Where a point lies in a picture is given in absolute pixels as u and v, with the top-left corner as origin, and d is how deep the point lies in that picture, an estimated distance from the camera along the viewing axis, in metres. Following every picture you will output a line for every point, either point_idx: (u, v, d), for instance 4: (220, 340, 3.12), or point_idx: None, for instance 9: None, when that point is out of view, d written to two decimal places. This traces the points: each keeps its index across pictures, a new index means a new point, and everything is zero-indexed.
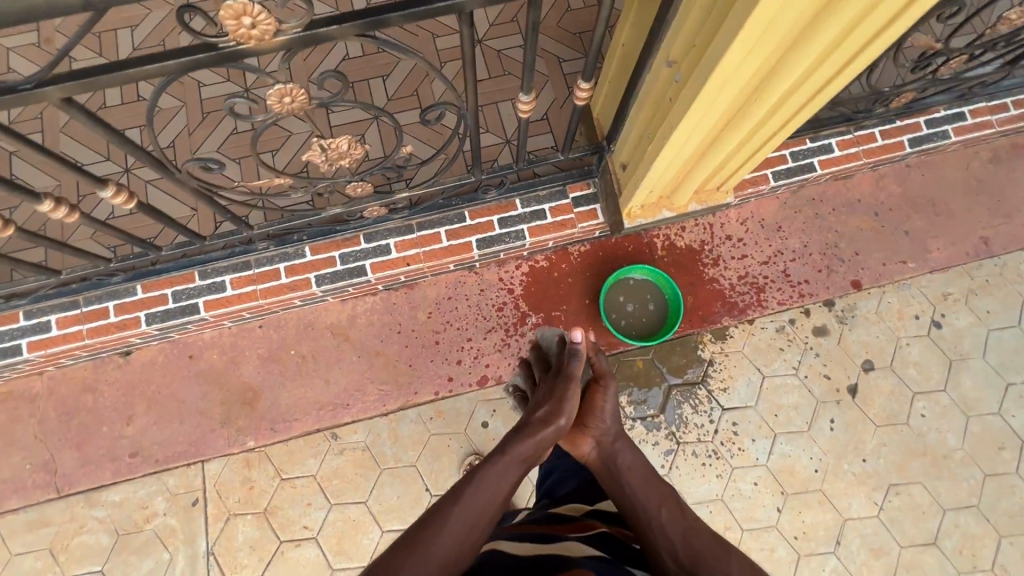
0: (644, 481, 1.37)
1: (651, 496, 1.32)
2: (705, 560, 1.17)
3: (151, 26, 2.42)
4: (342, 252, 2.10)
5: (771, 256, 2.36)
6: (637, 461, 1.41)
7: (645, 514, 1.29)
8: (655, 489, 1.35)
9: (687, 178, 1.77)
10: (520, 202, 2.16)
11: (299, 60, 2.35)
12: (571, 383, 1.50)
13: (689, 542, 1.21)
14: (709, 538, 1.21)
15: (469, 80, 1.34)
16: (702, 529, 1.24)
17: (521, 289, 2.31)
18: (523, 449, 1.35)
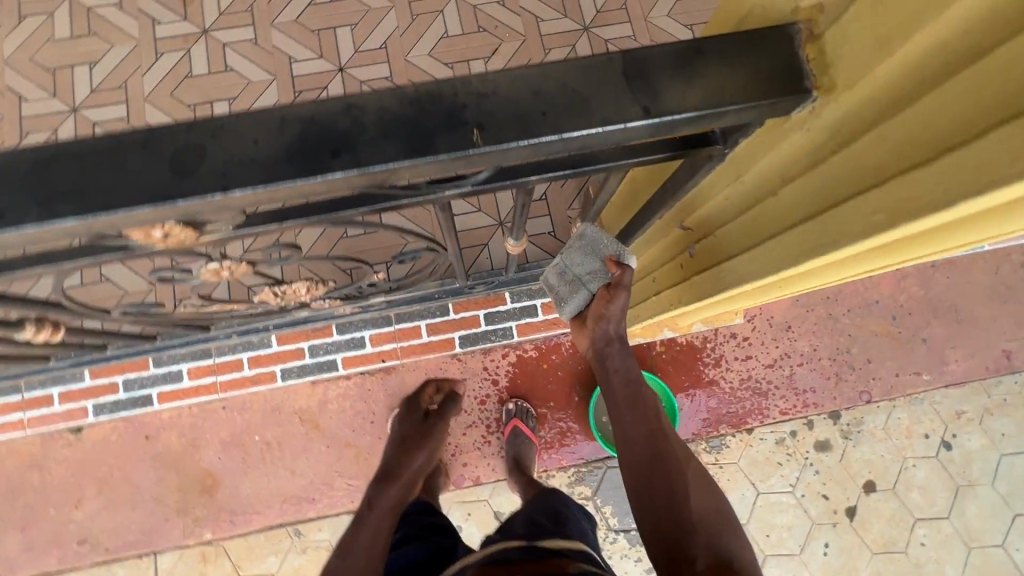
0: (629, 385, 1.22)
1: (630, 394, 1.22)
2: (666, 465, 1.12)
3: (111, 63, 2.17)
4: (311, 342, 2.02)
5: (777, 359, 2.20)
6: (626, 360, 1.23)
7: (621, 415, 1.21)
8: (638, 395, 1.21)
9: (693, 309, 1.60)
10: (509, 295, 2.05)
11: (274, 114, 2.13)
12: (427, 422, 1.60)
13: (656, 453, 1.14)
14: (676, 445, 1.16)
15: (449, 231, 1.15)
16: (673, 436, 1.18)
17: (507, 382, 2.09)
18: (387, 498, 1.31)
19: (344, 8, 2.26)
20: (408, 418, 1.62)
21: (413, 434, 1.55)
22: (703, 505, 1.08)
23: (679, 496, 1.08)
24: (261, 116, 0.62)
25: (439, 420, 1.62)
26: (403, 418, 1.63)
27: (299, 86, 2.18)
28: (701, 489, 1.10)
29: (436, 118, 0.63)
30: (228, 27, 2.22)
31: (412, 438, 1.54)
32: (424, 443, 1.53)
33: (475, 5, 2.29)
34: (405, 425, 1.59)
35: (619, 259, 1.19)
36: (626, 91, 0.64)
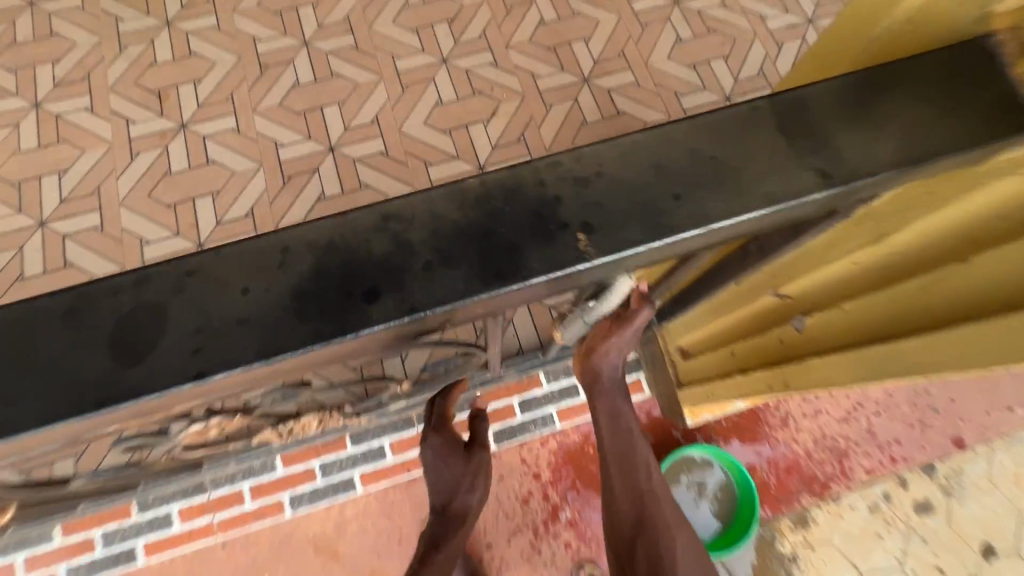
0: (627, 442, 1.03)
1: (621, 455, 1.04)
2: (649, 537, 1.01)
3: (82, 170, 2.00)
4: (323, 459, 1.70)
5: (850, 411, 1.94)
6: (622, 414, 1.02)
7: (615, 475, 1.04)
8: (635, 453, 1.05)
9: None
10: (544, 376, 1.81)
11: (264, 204, 1.96)
12: (468, 458, 1.26)
13: (640, 525, 1.02)
14: (665, 512, 1.03)
15: (495, 332, 0.95)
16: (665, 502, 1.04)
17: (551, 474, 1.77)
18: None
19: (331, 87, 2.15)
20: (443, 456, 1.23)
21: (455, 477, 1.26)
22: None
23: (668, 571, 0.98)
24: (253, 261, 0.41)
25: (482, 455, 1.26)
26: (433, 457, 1.24)
27: (288, 170, 2.02)
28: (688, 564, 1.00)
29: (521, 231, 0.42)
30: (208, 118, 2.08)
31: (454, 477, 1.26)
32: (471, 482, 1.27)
33: (467, 68, 2.19)
34: (439, 463, 1.25)
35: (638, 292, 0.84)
36: (784, 160, 0.45)
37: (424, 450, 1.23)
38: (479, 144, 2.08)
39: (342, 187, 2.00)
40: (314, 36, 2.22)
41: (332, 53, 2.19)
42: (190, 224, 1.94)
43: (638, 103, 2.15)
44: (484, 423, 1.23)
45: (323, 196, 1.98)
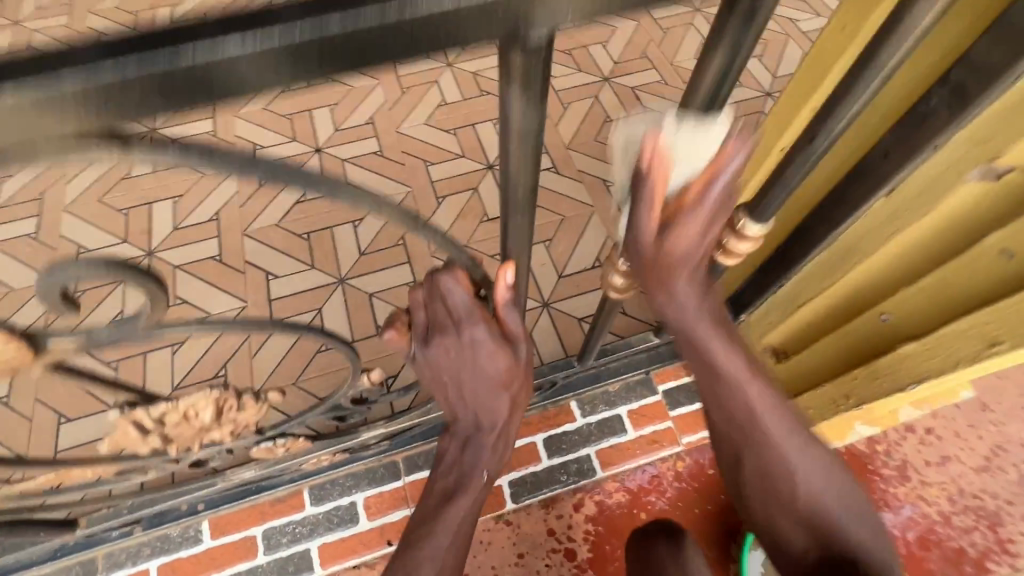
0: (754, 406, 0.71)
1: (745, 419, 0.72)
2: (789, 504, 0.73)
3: (28, 176, 1.73)
4: (267, 525, 1.16)
5: (990, 459, 1.44)
6: (734, 362, 0.69)
7: (748, 451, 0.74)
8: (779, 413, 0.73)
9: None
10: (576, 407, 1.30)
11: (234, 206, 1.66)
12: (504, 354, 0.59)
13: (773, 491, 0.74)
14: (813, 472, 0.73)
15: (514, 228, 0.53)
16: (811, 456, 0.73)
17: (591, 552, 1.24)
18: (445, 543, 0.67)
19: (322, 91, 1.91)
20: (470, 346, 0.58)
21: (487, 381, 0.61)
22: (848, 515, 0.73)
23: (820, 535, 0.72)
24: None
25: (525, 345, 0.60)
26: (453, 353, 0.58)
27: None
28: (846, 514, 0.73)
29: None
30: (181, 122, 1.84)
31: (488, 388, 0.61)
32: (513, 391, 0.63)
33: (474, 70, 1.95)
34: (459, 366, 0.59)
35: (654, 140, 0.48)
36: None
37: (440, 352, 0.58)
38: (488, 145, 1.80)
39: None
40: None
41: None
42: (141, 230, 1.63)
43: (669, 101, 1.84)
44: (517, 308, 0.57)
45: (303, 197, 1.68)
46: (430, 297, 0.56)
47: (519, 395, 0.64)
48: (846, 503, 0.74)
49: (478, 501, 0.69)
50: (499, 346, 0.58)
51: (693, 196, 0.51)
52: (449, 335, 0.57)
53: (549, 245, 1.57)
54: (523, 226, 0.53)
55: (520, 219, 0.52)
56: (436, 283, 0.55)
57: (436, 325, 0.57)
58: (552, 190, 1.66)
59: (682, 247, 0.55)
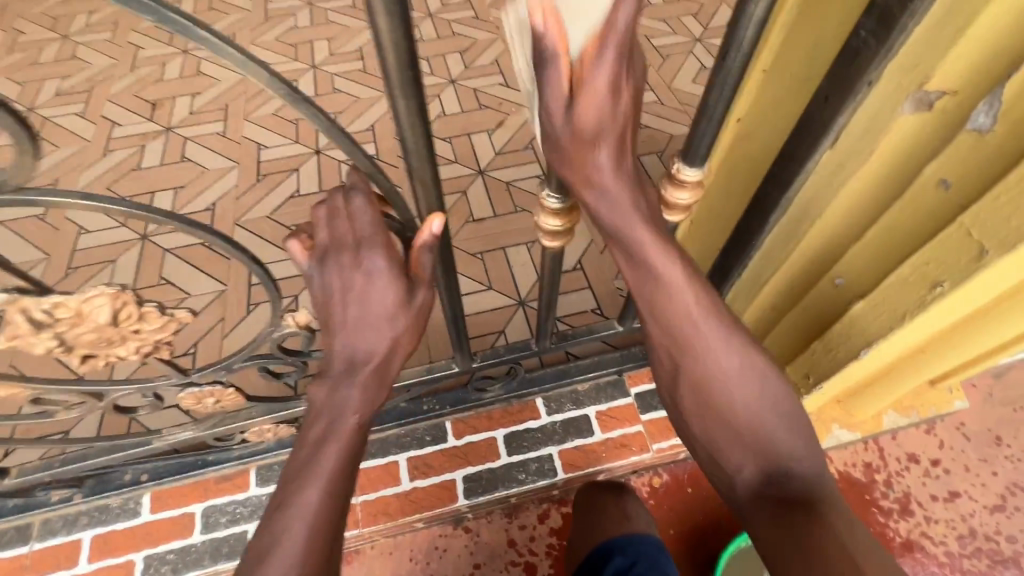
0: (698, 312, 0.63)
1: (681, 326, 0.64)
2: (731, 422, 0.64)
3: (49, 165, 1.85)
4: (208, 503, 1.12)
5: (1005, 498, 1.30)
6: (668, 262, 0.62)
7: (688, 364, 0.65)
8: (722, 323, 0.65)
9: (874, 386, 0.89)
10: (542, 404, 1.25)
11: (231, 199, 1.72)
12: (393, 290, 0.62)
13: (715, 407, 0.65)
14: (756, 387, 0.64)
15: (402, 114, 0.50)
16: (756, 370, 0.65)
17: (554, 567, 1.16)
18: (317, 497, 0.60)
19: (329, 100, 2.00)
20: (365, 277, 0.61)
21: (375, 319, 0.64)
22: (779, 425, 0.64)
23: (760, 455, 0.63)
24: None
25: (425, 291, 0.65)
26: (347, 283, 0.62)
27: (265, 170, 1.80)
28: (792, 436, 0.64)
29: None
30: (195, 123, 1.94)
31: (377, 321, 0.64)
32: (404, 329, 0.65)
33: (476, 87, 1.95)
34: (355, 295, 0.62)
35: (548, 13, 0.42)
36: None
37: (338, 282, 0.62)
38: (481, 151, 1.77)
39: (320, 188, 1.75)
40: (323, 61, 2.13)
41: (338, 75, 2.08)
42: None
43: (665, 118, 1.83)
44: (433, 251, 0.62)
45: (298, 193, 1.73)
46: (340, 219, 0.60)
47: (403, 341, 0.66)
48: (795, 424, 0.64)
49: (353, 445, 0.65)
50: (393, 280, 0.62)
51: (587, 65, 0.46)
52: (350, 265, 0.61)
53: (531, 246, 1.55)
54: (409, 108, 0.49)
55: (402, 103, 0.48)
56: (348, 202, 0.60)
57: (340, 251, 0.61)
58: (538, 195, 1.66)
59: (593, 128, 0.50)
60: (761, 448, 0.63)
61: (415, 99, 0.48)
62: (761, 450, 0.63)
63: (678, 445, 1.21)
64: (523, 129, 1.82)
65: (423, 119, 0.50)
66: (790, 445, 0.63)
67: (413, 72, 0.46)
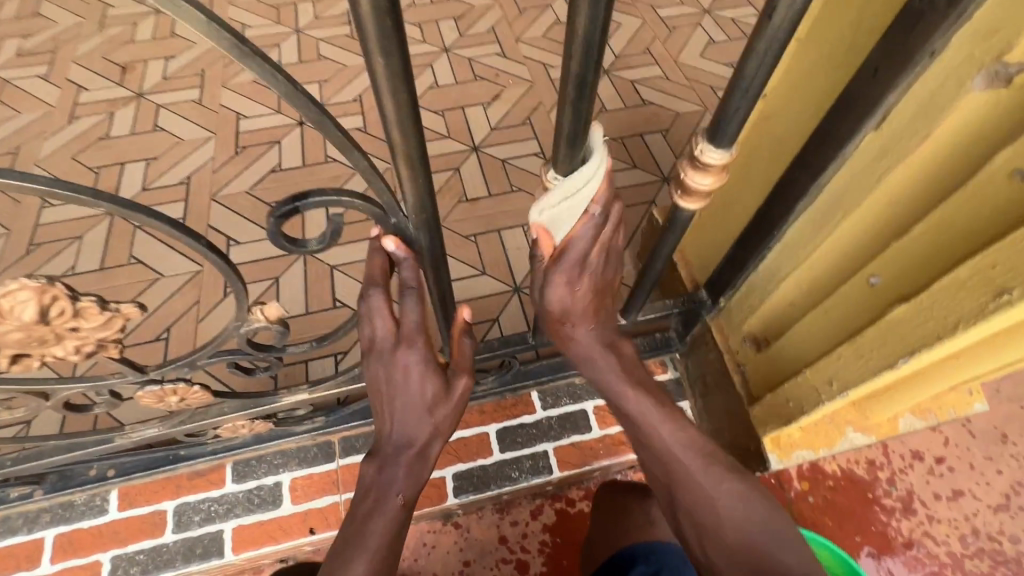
0: (678, 451, 0.77)
1: (664, 457, 0.78)
2: (724, 539, 0.73)
3: (10, 132, 1.72)
4: (180, 500, 1.05)
5: (1009, 498, 1.27)
6: (642, 407, 0.78)
7: (681, 495, 0.76)
8: (701, 458, 0.77)
9: (896, 392, 0.82)
10: (537, 397, 1.19)
11: (207, 173, 1.61)
12: (433, 379, 0.72)
13: (705, 528, 0.74)
14: (738, 507, 0.74)
15: (380, 74, 0.41)
16: (736, 492, 0.75)
17: (547, 566, 1.11)
18: (365, 569, 0.67)
19: (314, 67, 1.87)
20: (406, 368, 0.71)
21: (419, 403, 0.72)
22: (762, 539, 0.73)
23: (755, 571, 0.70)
24: None
25: (464, 375, 0.75)
26: (390, 375, 0.71)
27: (244, 142, 1.68)
28: (781, 549, 0.72)
29: None
30: (169, 90, 1.81)
31: (420, 410, 0.73)
32: (441, 415, 0.74)
33: (471, 57, 1.83)
34: (397, 389, 0.71)
35: (539, 230, 0.61)
36: None
37: (384, 373, 0.71)
38: (475, 126, 1.66)
39: (303, 162, 1.64)
40: (308, 25, 1.99)
41: (324, 40, 1.94)
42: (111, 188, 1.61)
43: (670, 94, 1.72)
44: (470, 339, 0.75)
45: (280, 167, 1.62)
46: (376, 318, 0.68)
47: (443, 424, 0.75)
48: (780, 539, 0.72)
49: (395, 522, 0.72)
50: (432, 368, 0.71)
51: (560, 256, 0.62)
52: (395, 357, 0.70)
53: (528, 229, 1.46)
54: (390, 68, 0.40)
55: (381, 59, 0.39)
56: (376, 302, 0.67)
57: (388, 343, 0.70)
58: (536, 175, 1.56)
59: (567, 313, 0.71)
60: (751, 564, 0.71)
61: (397, 56, 0.40)
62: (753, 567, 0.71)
63: None
64: (521, 103, 1.71)
65: (407, 83, 0.41)
66: (780, 556, 0.71)
67: (396, 23, 0.37)
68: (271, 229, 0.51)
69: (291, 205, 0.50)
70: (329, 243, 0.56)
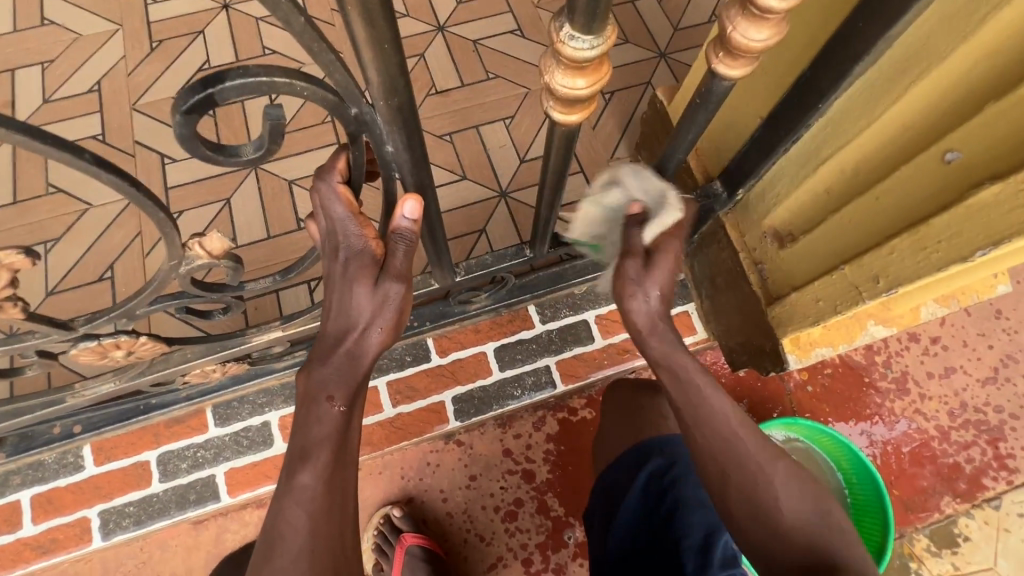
0: (740, 432, 0.71)
1: (726, 440, 0.70)
2: (782, 530, 0.67)
3: None
4: (162, 449, 0.98)
5: (997, 371, 1.29)
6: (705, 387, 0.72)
7: (742, 482, 0.69)
8: (759, 441, 0.71)
9: (929, 290, 0.75)
10: (534, 311, 1.13)
11: (122, 78, 1.34)
12: (365, 282, 0.58)
13: (765, 514, 0.68)
14: (794, 491, 0.69)
15: None
16: (790, 472, 0.71)
17: (553, 473, 1.10)
18: (313, 480, 0.57)
19: None
20: (341, 268, 0.58)
21: (347, 304, 0.59)
22: (814, 523, 0.68)
23: (819, 558, 0.65)
24: None
25: (398, 282, 0.58)
26: (328, 272, 0.59)
27: (158, 35, 1.39)
28: (833, 537, 0.68)
29: None
30: None
31: (343, 295, 0.58)
32: (372, 313, 0.59)
33: None
34: (331, 280, 0.59)
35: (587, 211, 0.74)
36: None
37: (325, 265, 0.59)
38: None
39: (236, 57, 1.37)
40: None
41: None
42: (6, 102, 1.34)
43: None
44: (408, 242, 0.57)
45: (209, 65, 1.36)
46: (331, 208, 0.53)
47: (380, 331, 0.61)
48: (831, 526, 0.68)
49: (338, 430, 0.60)
50: (364, 269, 0.57)
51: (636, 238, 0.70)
52: (332, 249, 0.58)
53: (510, 125, 1.28)
54: None
55: None
56: (315, 192, 0.54)
57: (328, 234, 0.57)
58: (515, 58, 1.35)
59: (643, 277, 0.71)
60: (811, 551, 0.65)
61: None
62: (815, 555, 0.65)
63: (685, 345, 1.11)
64: None
65: None
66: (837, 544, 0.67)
67: None
68: (182, 133, 0.36)
69: (205, 94, 0.34)
70: (269, 149, 0.41)
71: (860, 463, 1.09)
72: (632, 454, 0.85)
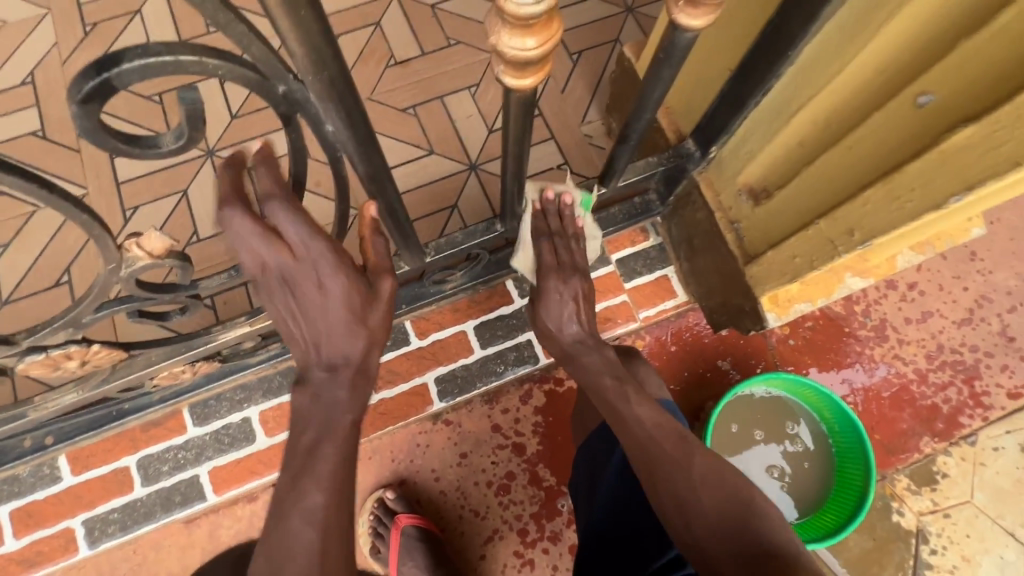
0: (655, 429, 0.70)
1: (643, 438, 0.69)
2: (704, 514, 0.61)
3: None
4: (141, 454, 0.96)
5: (973, 311, 1.31)
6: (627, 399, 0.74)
7: (659, 474, 0.66)
8: (674, 435, 0.70)
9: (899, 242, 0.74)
10: (513, 286, 1.11)
11: (57, 66, 1.25)
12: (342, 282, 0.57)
13: (683, 502, 0.63)
14: (712, 477, 0.65)
15: None
16: (709, 462, 0.67)
17: (542, 445, 1.10)
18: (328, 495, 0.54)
19: None
20: (319, 284, 0.55)
21: (332, 307, 0.58)
22: (731, 508, 0.62)
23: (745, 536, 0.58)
24: None
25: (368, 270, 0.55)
26: (295, 293, 0.56)
27: (91, 16, 1.29)
28: (758, 521, 0.60)
29: None
30: None
31: (324, 300, 0.57)
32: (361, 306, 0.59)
33: None
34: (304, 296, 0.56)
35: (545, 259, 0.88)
36: None
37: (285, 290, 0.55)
38: None
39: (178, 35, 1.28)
40: None
41: None
42: None
43: None
44: None
45: None
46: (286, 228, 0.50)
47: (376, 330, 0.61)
48: (758, 511, 0.61)
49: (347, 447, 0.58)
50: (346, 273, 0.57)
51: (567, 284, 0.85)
52: (288, 276, 0.54)
53: (475, 93, 1.23)
54: None
55: None
56: (265, 186, 0.49)
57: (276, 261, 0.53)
58: (476, 21, 1.28)
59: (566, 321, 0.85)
60: (740, 534, 0.59)
61: None
62: (741, 538, 0.58)
63: (666, 309, 1.10)
64: None
65: None
66: (756, 526, 0.60)
67: None
68: (82, 124, 0.33)
69: (99, 78, 0.31)
70: (191, 137, 0.37)
71: (841, 411, 1.10)
72: (604, 430, 0.86)
